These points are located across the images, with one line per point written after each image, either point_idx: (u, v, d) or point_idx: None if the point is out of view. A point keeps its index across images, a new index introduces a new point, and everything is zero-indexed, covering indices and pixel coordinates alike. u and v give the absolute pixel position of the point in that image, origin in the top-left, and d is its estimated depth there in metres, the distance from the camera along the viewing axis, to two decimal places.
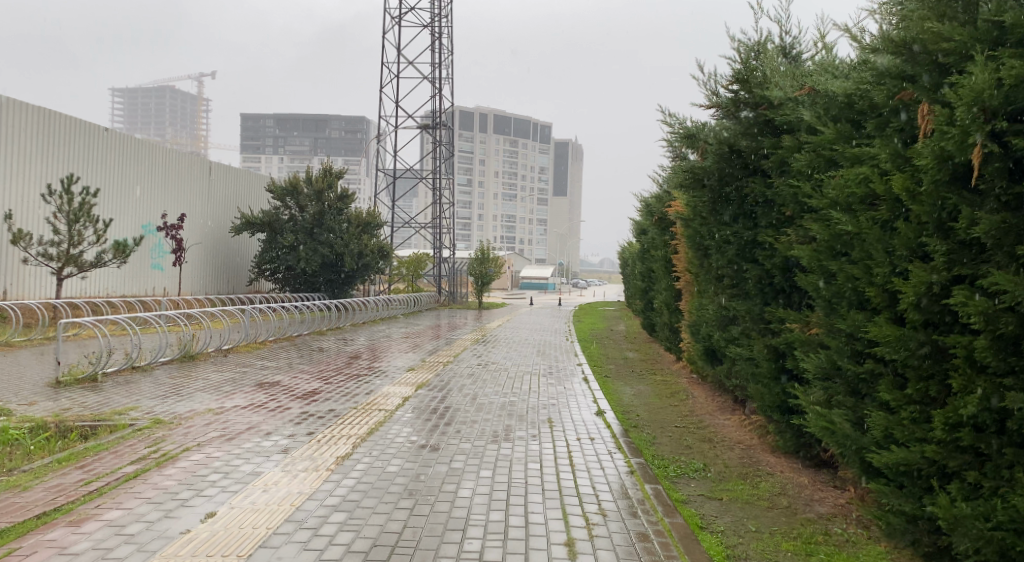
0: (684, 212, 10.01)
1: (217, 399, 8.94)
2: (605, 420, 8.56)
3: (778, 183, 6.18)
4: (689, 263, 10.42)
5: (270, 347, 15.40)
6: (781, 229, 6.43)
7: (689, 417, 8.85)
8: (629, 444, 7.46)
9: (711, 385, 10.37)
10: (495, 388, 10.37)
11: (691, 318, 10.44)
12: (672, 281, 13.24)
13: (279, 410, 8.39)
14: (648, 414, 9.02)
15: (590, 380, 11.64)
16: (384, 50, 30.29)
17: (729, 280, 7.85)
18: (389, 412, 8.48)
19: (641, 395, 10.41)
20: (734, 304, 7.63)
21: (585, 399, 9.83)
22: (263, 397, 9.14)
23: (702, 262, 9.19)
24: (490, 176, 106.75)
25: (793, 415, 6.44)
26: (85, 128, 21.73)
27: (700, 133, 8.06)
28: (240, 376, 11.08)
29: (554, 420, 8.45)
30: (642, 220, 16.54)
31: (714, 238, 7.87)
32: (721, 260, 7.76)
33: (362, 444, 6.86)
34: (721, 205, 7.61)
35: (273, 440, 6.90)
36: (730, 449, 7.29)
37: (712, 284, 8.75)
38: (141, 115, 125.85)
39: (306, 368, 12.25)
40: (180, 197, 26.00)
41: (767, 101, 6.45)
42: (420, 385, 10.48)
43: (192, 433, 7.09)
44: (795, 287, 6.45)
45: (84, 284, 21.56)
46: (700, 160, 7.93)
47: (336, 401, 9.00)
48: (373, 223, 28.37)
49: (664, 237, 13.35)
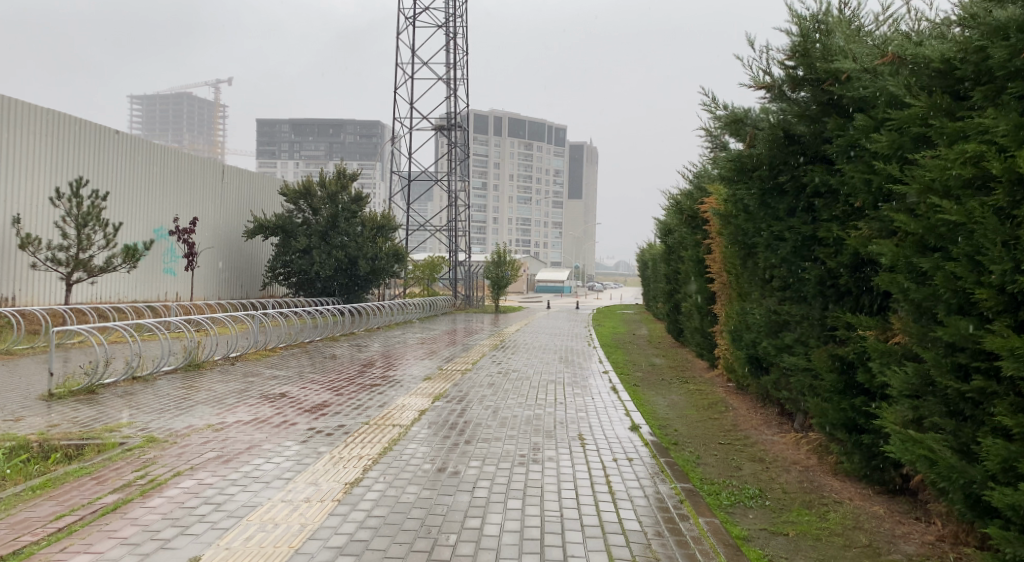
0: (724, 209, 9.23)
1: (219, 413, 8.27)
2: (640, 436, 7.81)
3: (848, 168, 5.43)
4: (727, 265, 9.64)
5: (281, 354, 14.75)
6: (849, 222, 5.66)
7: (732, 432, 8.07)
8: (671, 464, 6.71)
9: (754, 396, 9.56)
10: (519, 400, 9.62)
11: (730, 323, 9.63)
12: (704, 283, 12.42)
13: (284, 426, 7.67)
14: (688, 429, 8.25)
15: (618, 389, 10.85)
16: (399, 50, 29.71)
17: (781, 281, 7.08)
18: (404, 428, 7.77)
19: (676, 406, 9.61)
20: (788, 308, 6.85)
21: (616, 412, 9.07)
22: (269, 411, 8.45)
23: (745, 262, 8.40)
24: (505, 179, 106.11)
25: (864, 435, 5.66)
26: (95, 130, 21.28)
27: (747, 120, 7.32)
28: (246, 387, 10.41)
29: (584, 436, 7.69)
30: (669, 220, 15.76)
31: (765, 234, 7.10)
32: (772, 259, 6.99)
33: (375, 468, 6.14)
34: (774, 197, 6.85)
35: (275, 462, 6.18)
36: (786, 472, 6.50)
37: (759, 286, 7.96)
38: (159, 122, 126.87)
39: (317, 377, 11.59)
40: (193, 201, 25.50)
41: (833, 78, 5.71)
42: (437, 397, 9.76)
43: (186, 454, 6.39)
44: (865, 289, 5.66)
45: (95, 289, 21.06)
46: (747, 148, 7.19)
47: (346, 416, 8.28)
48: (388, 226, 27.73)
49: (694, 237, 12.54)
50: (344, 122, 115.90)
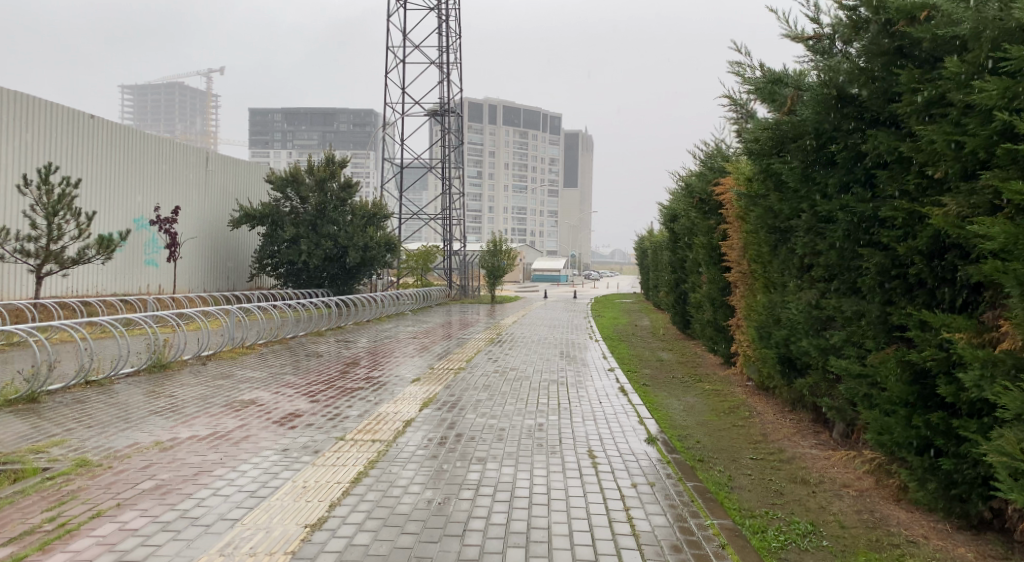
0: (752, 189, 8.11)
1: (172, 427, 7.12)
2: (658, 451, 6.76)
3: (928, 129, 4.37)
4: (751, 253, 8.54)
5: (259, 352, 13.61)
6: (927, 196, 4.59)
7: (762, 445, 7.01)
8: (700, 491, 5.65)
9: (780, 398, 8.50)
10: (519, 407, 8.48)
11: (754, 319, 8.55)
12: (718, 272, 11.32)
13: (245, 443, 6.53)
14: (711, 440, 7.20)
15: (627, 391, 9.76)
16: (389, 34, 28.46)
17: (827, 268, 6.00)
18: (387, 444, 6.68)
19: (695, 411, 8.55)
20: (837, 303, 5.79)
21: (628, 419, 8.01)
22: (231, 423, 7.34)
23: (779, 248, 7.31)
24: (501, 168, 104.72)
25: (944, 460, 4.63)
26: (69, 114, 20.11)
27: (786, 86, 6.27)
28: (214, 392, 9.32)
29: (595, 452, 6.63)
30: (678, 206, 14.64)
31: (807, 214, 6.03)
32: (819, 244, 5.90)
33: (348, 499, 5.11)
34: (821, 169, 5.76)
35: (224, 494, 5.10)
36: (836, 498, 5.45)
37: (797, 277, 6.87)
38: (150, 112, 125.18)
39: (293, 379, 10.51)
40: (174, 190, 24.31)
41: (908, 16, 4.64)
42: (426, 402, 8.68)
43: (118, 483, 5.30)
44: (944, 280, 4.61)
45: (68, 282, 19.91)
46: (787, 114, 6.10)
47: (319, 430, 7.14)
48: (379, 215, 26.59)
49: (708, 223, 11.41)
50: (337, 113, 115.50)
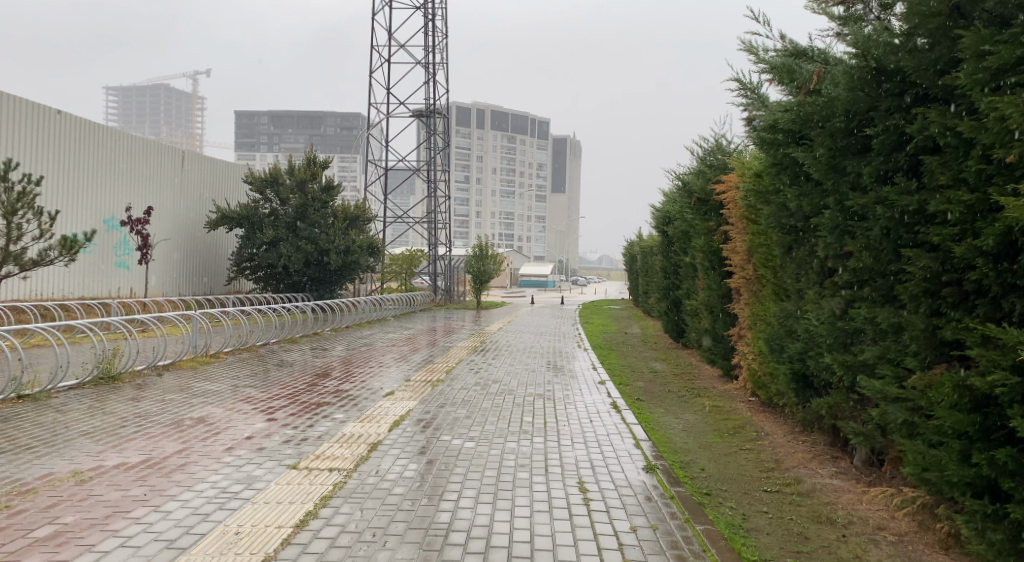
0: (762, 185, 7.31)
1: (101, 452, 6.16)
2: (660, 482, 5.89)
3: (1000, 101, 3.56)
4: (759, 256, 7.72)
5: (225, 362, 12.63)
6: (996, 186, 3.77)
7: (775, 473, 6.17)
8: (712, 536, 4.77)
9: (792, 418, 7.67)
10: (501, 427, 7.58)
11: (764, 330, 7.72)
12: (718, 277, 10.50)
13: (181, 474, 5.61)
14: (716, 468, 6.35)
15: (620, 407, 8.91)
16: (373, 33, 27.62)
17: (858, 271, 5.17)
18: (347, 474, 5.79)
19: (695, 432, 7.71)
20: (870, 313, 4.95)
21: (622, 442, 7.15)
22: (171, 447, 6.39)
23: (795, 250, 6.49)
24: (489, 173, 103.95)
25: (1013, 508, 3.81)
26: (31, 108, 19.05)
27: (805, 68, 5.52)
28: (163, 408, 8.36)
29: (587, 485, 5.76)
30: (672, 208, 13.83)
31: (834, 209, 5.20)
32: (850, 244, 5.06)
33: (286, 553, 4.23)
34: (853, 157, 4.93)
35: (136, 544, 4.22)
36: (873, 543, 4.60)
37: (817, 282, 6.06)
38: (135, 113, 123.61)
39: (256, 392, 9.58)
40: (147, 189, 23.29)
41: None
42: (399, 421, 7.79)
43: (9, 530, 4.39)
44: (1013, 287, 3.81)
45: (29, 285, 18.83)
46: (811, 95, 5.30)
47: (271, 456, 6.23)
48: (362, 218, 25.65)
49: (708, 226, 10.61)
50: (324, 116, 114.31)
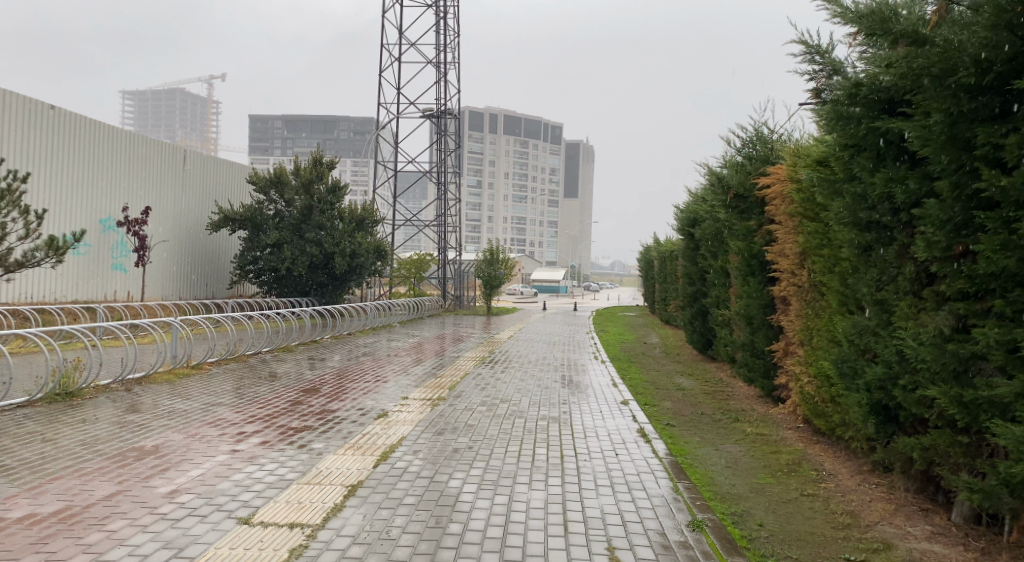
0: (826, 172, 6.03)
1: (11, 498, 4.94)
2: (713, 545, 4.63)
3: None
4: (821, 259, 6.43)
5: (205, 375, 11.41)
6: None
7: (856, 532, 4.89)
8: None
9: (859, 455, 6.37)
10: (509, 464, 6.29)
11: (826, 348, 6.41)
12: (760, 284, 9.16)
13: (97, 531, 4.36)
14: (780, 523, 5.07)
15: (649, 435, 7.63)
16: (382, 29, 26.55)
17: (984, 279, 3.85)
18: (309, 535, 4.50)
19: (742, 469, 6.42)
20: (1006, 334, 3.66)
21: (657, 486, 5.84)
22: (100, 490, 5.14)
23: (878, 249, 5.21)
24: (501, 177, 102.78)
25: None
26: (21, 100, 17.96)
27: (906, 14, 4.40)
28: (116, 433, 7.13)
29: (620, 553, 4.47)
30: (701, 208, 12.51)
31: (951, 194, 3.91)
32: (981, 240, 3.72)
33: None
34: (984, 125, 3.72)
35: None
36: None
37: (912, 291, 4.76)
38: (151, 116, 123.33)
39: (230, 413, 8.35)
40: (146, 188, 22.22)
41: None
42: (386, 453, 6.55)
43: None
44: None
45: (16, 287, 17.76)
46: (919, 42, 4.20)
47: (221, 505, 4.97)
48: (369, 220, 24.08)
49: (748, 225, 9.29)
50: (338, 120, 113.43)
